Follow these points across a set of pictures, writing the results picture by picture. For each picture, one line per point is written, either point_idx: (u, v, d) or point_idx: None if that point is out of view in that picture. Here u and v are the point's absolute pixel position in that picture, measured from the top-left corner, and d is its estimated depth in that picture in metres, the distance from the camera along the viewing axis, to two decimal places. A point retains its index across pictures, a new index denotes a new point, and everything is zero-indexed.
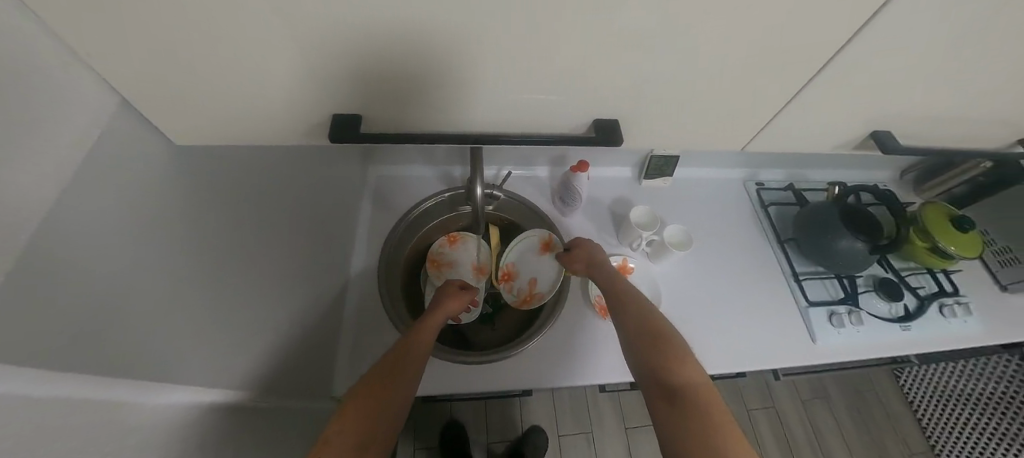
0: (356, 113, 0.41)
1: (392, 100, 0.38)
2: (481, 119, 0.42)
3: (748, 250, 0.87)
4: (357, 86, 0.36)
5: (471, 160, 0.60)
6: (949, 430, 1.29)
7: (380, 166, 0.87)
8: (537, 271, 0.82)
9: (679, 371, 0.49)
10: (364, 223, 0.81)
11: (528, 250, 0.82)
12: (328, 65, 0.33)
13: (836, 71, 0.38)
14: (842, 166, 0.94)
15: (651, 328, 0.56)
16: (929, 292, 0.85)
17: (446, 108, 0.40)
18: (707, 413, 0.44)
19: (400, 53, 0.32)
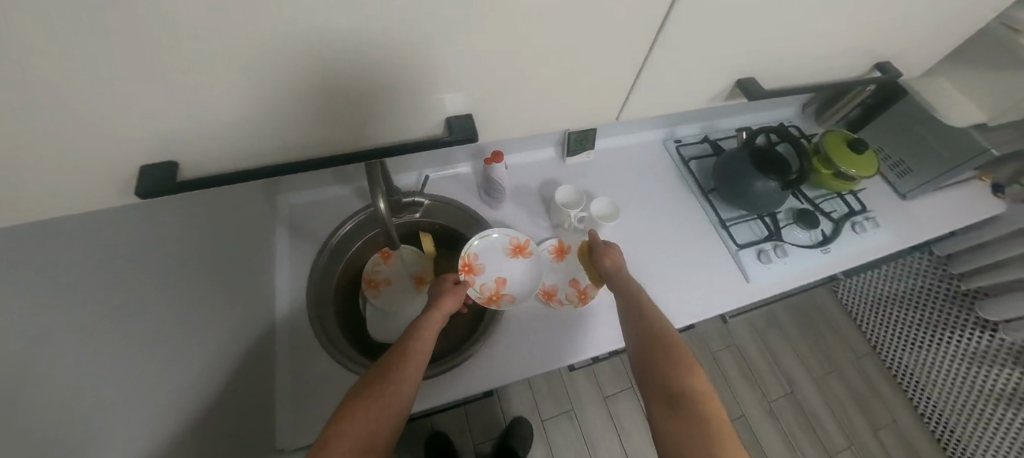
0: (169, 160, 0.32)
1: (350, 112, 0.34)
2: (413, 123, 0.38)
3: (677, 207, 0.89)
4: (317, 105, 0.32)
5: (369, 175, 0.56)
6: (886, 329, 1.43)
7: (290, 195, 0.81)
8: (504, 270, 0.76)
9: (685, 378, 0.51)
10: (285, 261, 0.76)
11: (496, 246, 0.77)
12: (287, 82, 0.29)
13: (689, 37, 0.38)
14: (749, 111, 0.98)
15: (657, 336, 0.56)
16: (841, 213, 0.91)
17: (399, 115, 0.36)
18: (704, 423, 0.47)
19: (357, 59, 0.29)
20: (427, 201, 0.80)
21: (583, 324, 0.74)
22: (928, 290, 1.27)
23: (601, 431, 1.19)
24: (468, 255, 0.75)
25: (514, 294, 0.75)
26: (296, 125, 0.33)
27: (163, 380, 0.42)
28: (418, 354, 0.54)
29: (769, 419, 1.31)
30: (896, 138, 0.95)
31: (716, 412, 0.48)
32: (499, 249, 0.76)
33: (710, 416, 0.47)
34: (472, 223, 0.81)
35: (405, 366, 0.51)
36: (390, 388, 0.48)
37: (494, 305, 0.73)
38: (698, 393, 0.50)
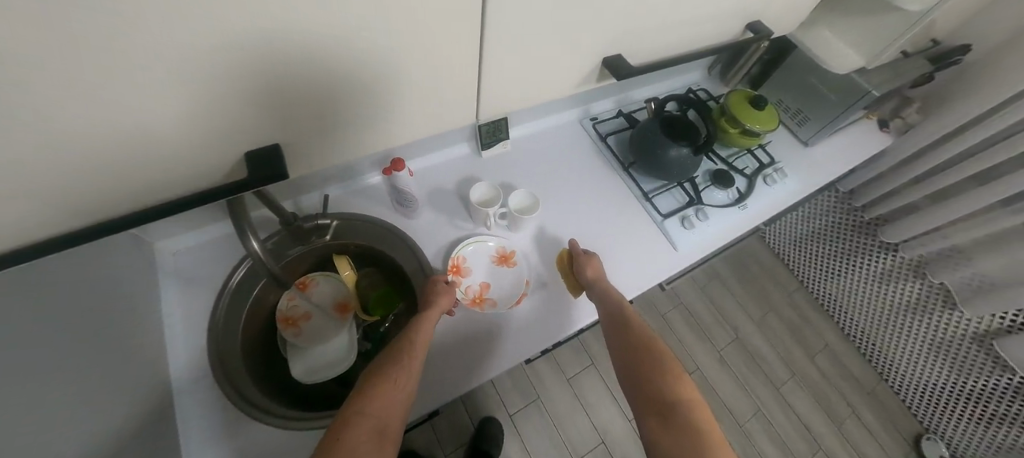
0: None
1: (254, 109, 0.34)
2: (281, 128, 0.38)
3: (600, 186, 0.88)
4: (223, 105, 0.32)
5: (231, 210, 0.48)
6: (812, 264, 1.55)
7: (169, 240, 0.70)
8: (493, 276, 0.74)
9: (668, 383, 0.53)
10: (176, 315, 0.66)
11: (486, 251, 0.75)
12: (195, 91, 0.29)
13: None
14: (658, 79, 0.99)
15: (642, 347, 0.58)
16: (753, 168, 0.95)
17: (290, 113, 0.37)
18: (693, 426, 0.48)
19: (251, 61, 0.30)
20: (334, 221, 0.73)
21: (537, 317, 0.71)
22: (845, 223, 1.37)
23: (569, 413, 1.21)
24: (457, 256, 0.74)
25: (498, 299, 0.72)
26: (221, 146, 0.36)
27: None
28: (421, 346, 0.55)
29: (721, 366, 1.40)
30: (791, 90, 0.99)
31: (704, 420, 0.49)
32: (488, 254, 0.75)
33: (698, 424, 0.48)
34: (389, 237, 0.75)
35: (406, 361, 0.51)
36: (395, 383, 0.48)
37: (475, 306, 0.70)
38: (684, 401, 0.51)
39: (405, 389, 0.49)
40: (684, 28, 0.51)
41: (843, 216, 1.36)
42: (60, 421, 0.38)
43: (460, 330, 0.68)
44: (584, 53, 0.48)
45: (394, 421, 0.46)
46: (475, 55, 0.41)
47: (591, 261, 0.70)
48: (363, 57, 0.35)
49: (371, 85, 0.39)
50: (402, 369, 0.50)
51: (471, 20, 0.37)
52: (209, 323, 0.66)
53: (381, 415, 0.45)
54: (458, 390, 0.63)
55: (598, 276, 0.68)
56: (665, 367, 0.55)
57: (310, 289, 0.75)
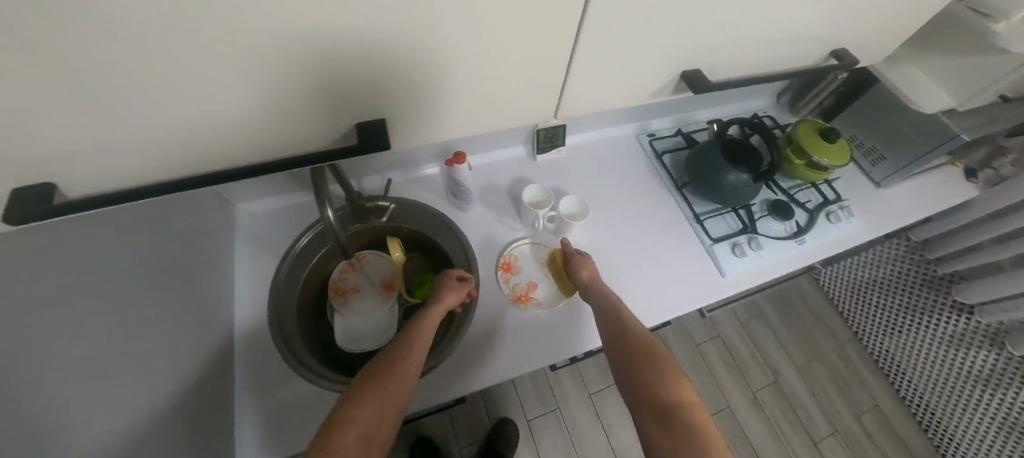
0: (48, 179, 0.30)
1: (316, 93, 0.35)
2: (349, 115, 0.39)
3: (650, 202, 0.88)
4: (288, 88, 0.33)
5: (313, 180, 0.54)
6: (869, 315, 1.44)
7: (248, 203, 0.78)
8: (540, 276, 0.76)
9: (669, 387, 0.53)
10: (245, 273, 0.73)
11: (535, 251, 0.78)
12: (266, 72, 0.30)
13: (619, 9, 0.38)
14: (721, 102, 0.98)
15: (644, 348, 0.57)
16: (816, 203, 0.90)
17: (354, 100, 0.38)
18: (692, 427, 0.48)
19: (317, 46, 0.30)
20: (392, 205, 0.77)
21: (569, 324, 0.71)
22: (910, 274, 1.27)
23: (587, 429, 1.18)
24: (509, 255, 0.77)
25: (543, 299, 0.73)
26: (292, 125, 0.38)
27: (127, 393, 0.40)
28: (420, 350, 0.55)
29: (754, 409, 1.32)
30: (867, 126, 0.94)
31: (701, 423, 0.49)
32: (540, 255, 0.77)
33: (699, 426, 0.49)
34: (439, 227, 0.79)
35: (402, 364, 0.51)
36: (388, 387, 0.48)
37: (521, 302, 0.72)
38: (684, 404, 0.51)
39: (400, 396, 0.49)
40: (763, 50, 0.50)
41: (912, 267, 1.25)
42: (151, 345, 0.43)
43: (489, 327, 0.70)
44: (659, 66, 0.49)
45: (385, 425, 0.46)
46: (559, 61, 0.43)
47: (585, 263, 0.69)
48: (432, 54, 0.36)
49: (446, 81, 0.40)
50: (399, 376, 0.50)
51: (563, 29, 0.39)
52: (271, 283, 0.71)
53: (373, 422, 0.46)
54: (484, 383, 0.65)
55: (594, 278, 0.68)
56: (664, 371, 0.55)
57: (360, 265, 0.79)
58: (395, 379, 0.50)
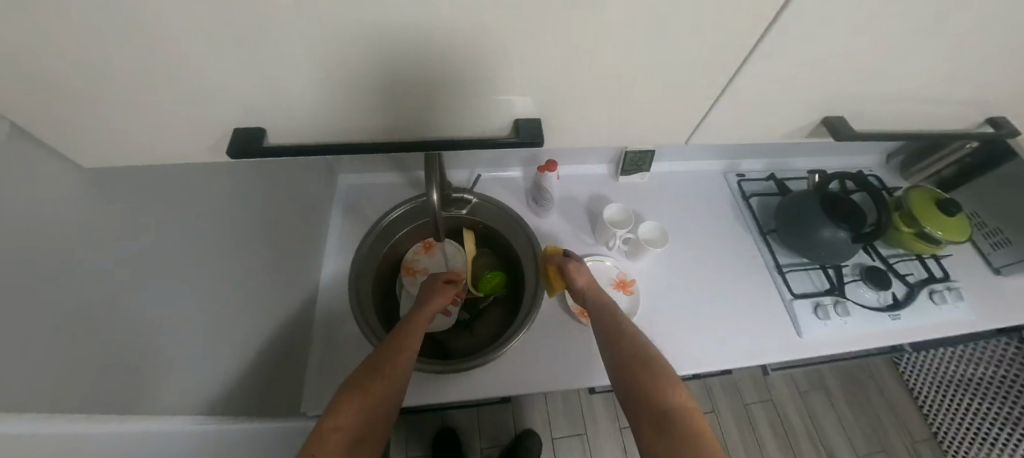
0: (262, 130, 0.34)
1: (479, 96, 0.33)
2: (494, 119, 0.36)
3: (729, 242, 0.85)
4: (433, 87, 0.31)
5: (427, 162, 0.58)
6: (953, 417, 1.25)
7: (349, 175, 0.85)
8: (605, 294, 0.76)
9: (666, 393, 0.51)
10: (335, 236, 0.80)
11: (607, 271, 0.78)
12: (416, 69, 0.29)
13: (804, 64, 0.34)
14: (822, 153, 0.93)
15: (639, 355, 0.56)
16: (918, 278, 0.82)
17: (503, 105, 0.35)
18: (692, 432, 0.46)
19: (492, 50, 0.28)
20: (474, 199, 0.81)
21: None
22: (1003, 381, 1.10)
23: None
24: None
25: None
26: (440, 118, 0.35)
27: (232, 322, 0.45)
28: (407, 353, 0.57)
29: None
30: (994, 205, 0.84)
31: (702, 428, 0.47)
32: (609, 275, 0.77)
33: (698, 430, 0.46)
34: (514, 228, 0.82)
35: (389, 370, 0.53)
36: (376, 390, 0.50)
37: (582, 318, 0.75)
38: (682, 408, 0.49)
39: (393, 388, 0.52)
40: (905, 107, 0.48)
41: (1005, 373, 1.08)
42: None
43: (536, 338, 0.74)
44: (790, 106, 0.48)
45: (374, 430, 0.48)
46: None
47: (579, 269, 0.69)
48: (600, 78, 0.32)
49: (606, 107, 0.36)
50: (389, 372, 0.53)
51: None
52: (356, 250, 0.78)
53: (366, 416, 0.48)
54: (524, 387, 0.70)
55: (590, 284, 0.68)
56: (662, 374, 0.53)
57: (434, 251, 0.84)
58: (383, 375, 0.52)
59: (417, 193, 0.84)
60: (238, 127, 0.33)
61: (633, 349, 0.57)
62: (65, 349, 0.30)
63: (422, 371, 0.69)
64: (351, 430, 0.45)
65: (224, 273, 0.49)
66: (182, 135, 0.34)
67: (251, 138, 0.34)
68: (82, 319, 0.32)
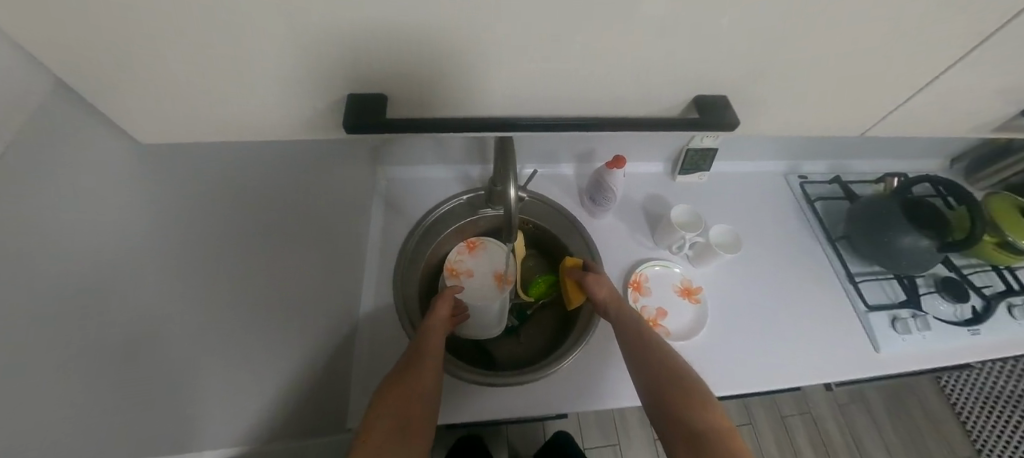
0: (379, 94, 0.30)
1: (616, 69, 0.29)
2: (622, 98, 0.32)
3: (796, 248, 0.80)
4: (548, 60, 0.27)
5: (501, 147, 0.57)
6: (1001, 434, 1.21)
7: (390, 167, 0.79)
8: (667, 303, 0.71)
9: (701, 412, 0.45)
10: (378, 232, 0.74)
11: (670, 277, 0.73)
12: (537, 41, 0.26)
13: (1002, 40, 0.29)
14: (886, 156, 0.89)
15: (668, 369, 0.50)
16: (995, 291, 0.77)
17: (638, 78, 0.30)
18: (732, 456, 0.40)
19: (652, 11, 0.24)
20: (527, 198, 0.76)
21: None
22: None
23: None
24: (640, 274, 0.72)
25: (672, 330, 0.68)
26: (562, 96, 0.31)
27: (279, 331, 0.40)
28: (432, 354, 0.54)
29: None
30: None
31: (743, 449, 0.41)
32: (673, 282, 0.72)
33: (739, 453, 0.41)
34: (570, 229, 0.76)
35: (418, 369, 0.50)
36: (406, 387, 0.47)
37: None
38: (720, 430, 0.43)
39: (426, 384, 0.49)
40: None
41: None
42: None
43: (594, 349, 0.68)
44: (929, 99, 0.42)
45: (420, 420, 0.45)
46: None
47: (599, 280, 0.63)
48: (760, 48, 0.28)
49: (750, 84, 0.32)
50: (418, 369, 0.50)
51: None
52: (400, 248, 0.72)
53: (393, 427, 0.42)
54: (585, 404, 0.63)
55: (613, 296, 0.62)
56: (697, 394, 0.47)
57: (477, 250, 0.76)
58: (406, 386, 0.48)
59: (465, 189, 0.79)
60: (355, 91, 0.30)
61: (663, 364, 0.51)
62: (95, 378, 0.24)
63: (473, 383, 0.63)
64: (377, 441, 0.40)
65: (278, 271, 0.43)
66: (272, 96, 0.29)
67: (369, 103, 0.30)
68: (129, 329, 0.26)
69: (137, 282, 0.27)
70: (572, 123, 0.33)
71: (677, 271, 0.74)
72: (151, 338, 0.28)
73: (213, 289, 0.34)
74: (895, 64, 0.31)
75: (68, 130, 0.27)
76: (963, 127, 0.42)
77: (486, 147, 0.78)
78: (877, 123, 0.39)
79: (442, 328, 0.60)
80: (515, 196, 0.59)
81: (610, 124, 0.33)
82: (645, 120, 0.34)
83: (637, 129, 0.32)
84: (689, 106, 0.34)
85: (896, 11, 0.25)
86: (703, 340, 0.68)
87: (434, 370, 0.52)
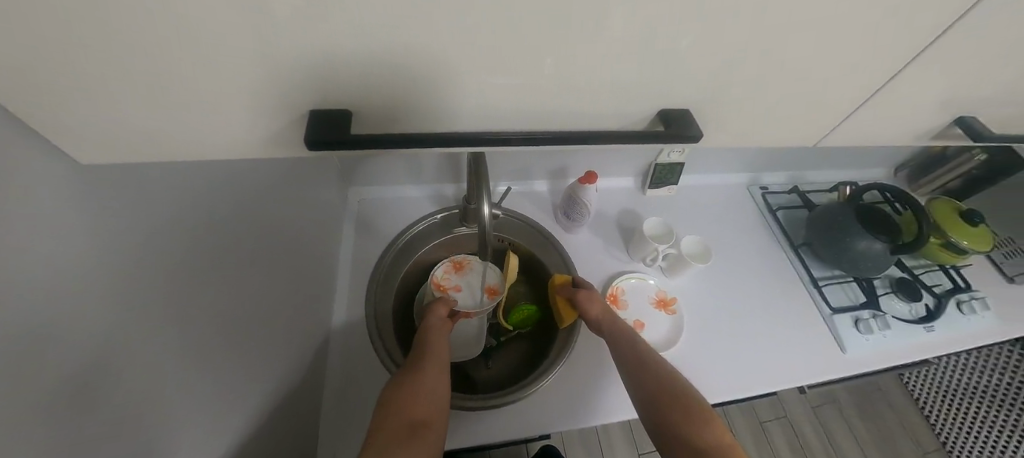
0: (342, 110, 0.29)
1: (579, 86, 0.30)
2: (586, 114, 0.33)
3: (762, 255, 0.83)
4: (514, 78, 0.28)
5: (474, 166, 0.57)
6: (962, 428, 1.27)
7: (363, 188, 0.77)
8: (644, 315, 0.71)
9: (703, 426, 0.45)
10: (351, 254, 0.71)
11: (646, 289, 0.74)
12: (501, 59, 0.26)
13: (924, 60, 0.32)
14: (837, 166, 0.96)
15: (667, 382, 0.50)
16: (944, 289, 0.82)
17: (602, 95, 0.31)
18: None
19: (609, 34, 0.25)
20: (503, 214, 0.75)
21: None
22: (1005, 389, 1.13)
23: None
24: (617, 286, 0.73)
25: (650, 342, 0.68)
26: (530, 112, 0.32)
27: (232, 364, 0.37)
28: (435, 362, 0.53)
29: None
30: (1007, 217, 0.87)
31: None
32: (649, 294, 0.73)
33: None
34: (546, 245, 0.76)
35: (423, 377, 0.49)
36: (413, 395, 0.46)
37: None
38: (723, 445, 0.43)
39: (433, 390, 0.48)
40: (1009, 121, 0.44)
41: (1008, 380, 1.11)
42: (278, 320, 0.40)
43: (574, 367, 0.67)
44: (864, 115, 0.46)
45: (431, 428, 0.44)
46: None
47: (593, 299, 0.63)
48: (715, 66, 0.29)
49: (706, 100, 0.33)
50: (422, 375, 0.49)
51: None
52: (373, 269, 0.69)
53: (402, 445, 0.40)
54: (567, 423, 0.62)
55: (607, 312, 0.63)
56: (690, 406, 0.47)
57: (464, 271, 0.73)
58: (411, 393, 0.46)
59: (440, 207, 0.78)
60: (317, 108, 0.29)
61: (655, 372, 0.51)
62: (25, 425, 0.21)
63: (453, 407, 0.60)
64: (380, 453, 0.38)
65: (240, 298, 0.41)
66: (234, 113, 0.27)
67: (336, 118, 0.29)
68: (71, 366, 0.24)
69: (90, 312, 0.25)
70: (538, 138, 0.33)
71: (653, 282, 0.75)
72: (105, 377, 0.25)
73: (173, 318, 0.31)
74: (841, 79, 0.33)
75: None
76: (901, 138, 0.46)
77: (460, 165, 0.78)
78: (823, 136, 0.42)
79: (444, 335, 0.59)
80: (488, 213, 0.59)
81: (576, 139, 0.33)
82: (606, 136, 0.35)
83: (603, 144, 0.33)
84: (654, 120, 0.36)
85: (831, 32, 0.27)
86: (680, 351, 0.68)
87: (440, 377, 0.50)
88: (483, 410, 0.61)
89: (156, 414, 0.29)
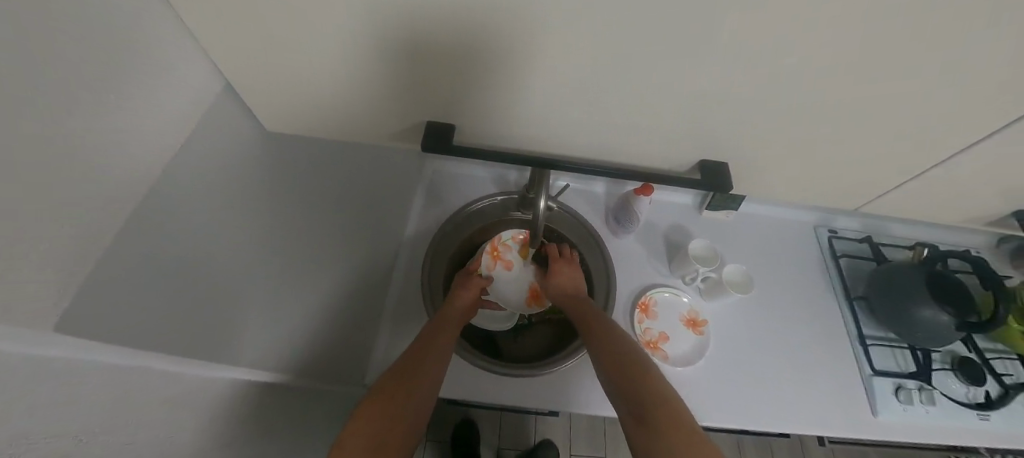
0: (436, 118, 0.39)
1: None
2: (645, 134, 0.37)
3: (811, 300, 0.81)
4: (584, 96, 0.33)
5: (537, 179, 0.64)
6: None
7: (436, 160, 0.86)
8: (670, 328, 0.75)
9: (645, 384, 0.49)
10: (417, 215, 0.80)
11: (678, 306, 0.77)
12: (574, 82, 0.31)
13: None
14: (927, 224, 0.88)
15: (615, 349, 0.55)
16: (1016, 381, 0.75)
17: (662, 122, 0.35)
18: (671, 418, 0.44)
19: None
20: (557, 207, 0.81)
21: (672, 387, 0.69)
22: None
23: None
24: (649, 297, 0.76)
25: (669, 354, 0.71)
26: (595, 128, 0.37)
27: (274, 298, 0.47)
28: (440, 358, 0.58)
29: None
30: None
31: (679, 408, 0.45)
32: (680, 311, 0.76)
33: (680, 417, 0.44)
34: (591, 244, 0.81)
35: (420, 371, 0.54)
36: (406, 389, 0.51)
37: (647, 350, 0.71)
38: (659, 397, 0.46)
39: (428, 386, 0.53)
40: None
41: None
42: (281, 263, 0.49)
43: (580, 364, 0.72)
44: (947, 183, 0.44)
45: (404, 416, 0.48)
46: (857, 129, 0.42)
47: (564, 272, 0.71)
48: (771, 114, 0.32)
49: None
50: (420, 369, 0.54)
51: (892, 98, 0.36)
52: (435, 233, 0.78)
53: (377, 427, 0.45)
54: (573, 407, 0.68)
55: (567, 286, 0.71)
56: (661, 396, 0.46)
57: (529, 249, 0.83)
58: (408, 389, 0.51)
59: (501, 190, 0.85)
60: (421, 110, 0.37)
61: (622, 362, 0.53)
62: (143, 290, 0.32)
63: (478, 367, 0.69)
64: (367, 436, 0.44)
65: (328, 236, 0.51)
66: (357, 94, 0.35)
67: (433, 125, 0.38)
68: (163, 256, 0.35)
69: (160, 219, 0.35)
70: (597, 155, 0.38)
71: (686, 301, 0.78)
72: (178, 270, 0.36)
73: (225, 243, 0.42)
74: None
75: (163, 96, 0.36)
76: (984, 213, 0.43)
77: None
78: None
79: (454, 329, 0.64)
80: (545, 206, 0.64)
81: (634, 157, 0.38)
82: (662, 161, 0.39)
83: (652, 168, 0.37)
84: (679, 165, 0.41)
85: None
86: (698, 371, 0.71)
87: (435, 375, 0.55)
88: (502, 375, 0.69)
89: (222, 310, 0.40)
